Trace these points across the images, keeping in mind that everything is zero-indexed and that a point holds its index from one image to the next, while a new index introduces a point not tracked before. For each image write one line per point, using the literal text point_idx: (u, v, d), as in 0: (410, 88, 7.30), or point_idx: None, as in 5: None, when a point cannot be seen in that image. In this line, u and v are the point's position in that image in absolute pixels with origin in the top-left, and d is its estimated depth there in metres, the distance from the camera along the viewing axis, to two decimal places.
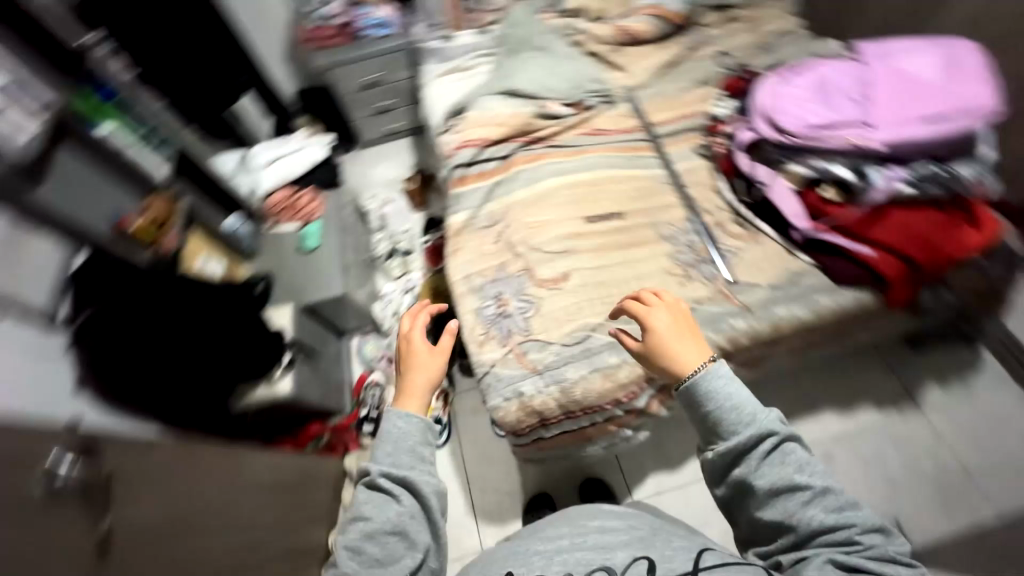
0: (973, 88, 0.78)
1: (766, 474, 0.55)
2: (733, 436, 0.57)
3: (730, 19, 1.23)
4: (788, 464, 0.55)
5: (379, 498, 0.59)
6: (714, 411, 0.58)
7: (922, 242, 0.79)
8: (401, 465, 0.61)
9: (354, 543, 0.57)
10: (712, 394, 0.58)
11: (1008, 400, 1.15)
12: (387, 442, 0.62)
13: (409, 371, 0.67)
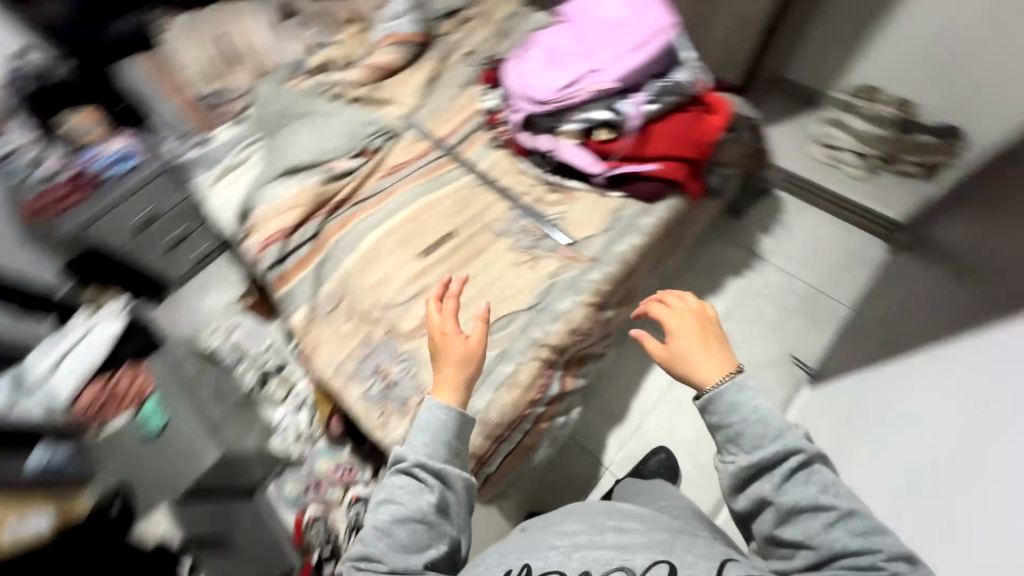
0: (652, 11, 0.89)
1: (793, 486, 0.59)
2: (759, 451, 0.61)
3: (463, 21, 1.33)
4: (817, 479, 0.59)
5: (409, 487, 0.66)
6: (736, 423, 0.62)
7: (685, 141, 0.92)
8: (433, 456, 0.67)
9: (383, 525, 0.65)
10: (730, 398, 0.63)
11: (810, 219, 1.43)
12: (423, 435, 0.67)
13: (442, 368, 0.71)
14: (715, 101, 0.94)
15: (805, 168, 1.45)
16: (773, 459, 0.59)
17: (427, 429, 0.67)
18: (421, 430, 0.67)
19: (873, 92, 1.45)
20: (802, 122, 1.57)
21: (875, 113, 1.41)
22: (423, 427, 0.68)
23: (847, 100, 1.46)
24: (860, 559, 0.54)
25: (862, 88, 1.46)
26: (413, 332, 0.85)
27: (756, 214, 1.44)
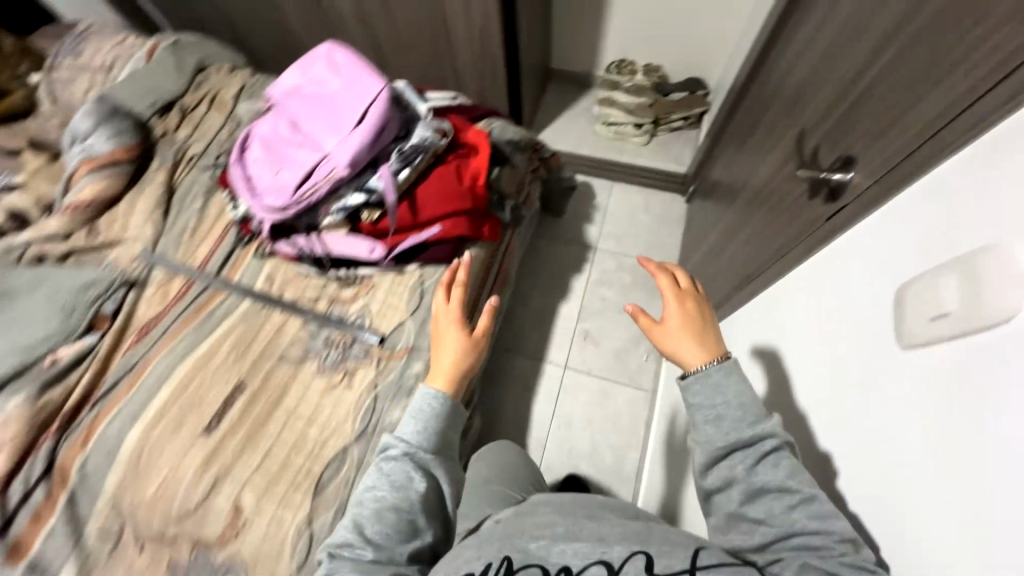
0: (363, 78, 0.79)
1: (759, 467, 0.54)
2: (732, 437, 0.55)
3: (189, 114, 1.16)
4: (783, 465, 0.53)
5: (401, 471, 0.64)
6: (710, 409, 0.58)
7: (455, 195, 0.86)
8: (426, 437, 0.66)
9: (365, 516, 0.61)
10: (714, 379, 0.59)
11: (618, 194, 1.53)
12: (417, 419, 0.67)
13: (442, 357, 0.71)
14: (474, 139, 0.93)
15: (597, 149, 1.56)
16: (746, 442, 0.54)
17: (420, 415, 0.67)
18: (413, 417, 0.66)
19: (625, 66, 1.58)
20: (582, 108, 1.69)
21: (632, 85, 1.54)
22: (416, 412, 0.67)
23: (608, 78, 1.58)
24: (812, 553, 0.48)
25: (616, 65, 1.58)
26: (224, 536, 0.69)
27: (573, 206, 1.49)
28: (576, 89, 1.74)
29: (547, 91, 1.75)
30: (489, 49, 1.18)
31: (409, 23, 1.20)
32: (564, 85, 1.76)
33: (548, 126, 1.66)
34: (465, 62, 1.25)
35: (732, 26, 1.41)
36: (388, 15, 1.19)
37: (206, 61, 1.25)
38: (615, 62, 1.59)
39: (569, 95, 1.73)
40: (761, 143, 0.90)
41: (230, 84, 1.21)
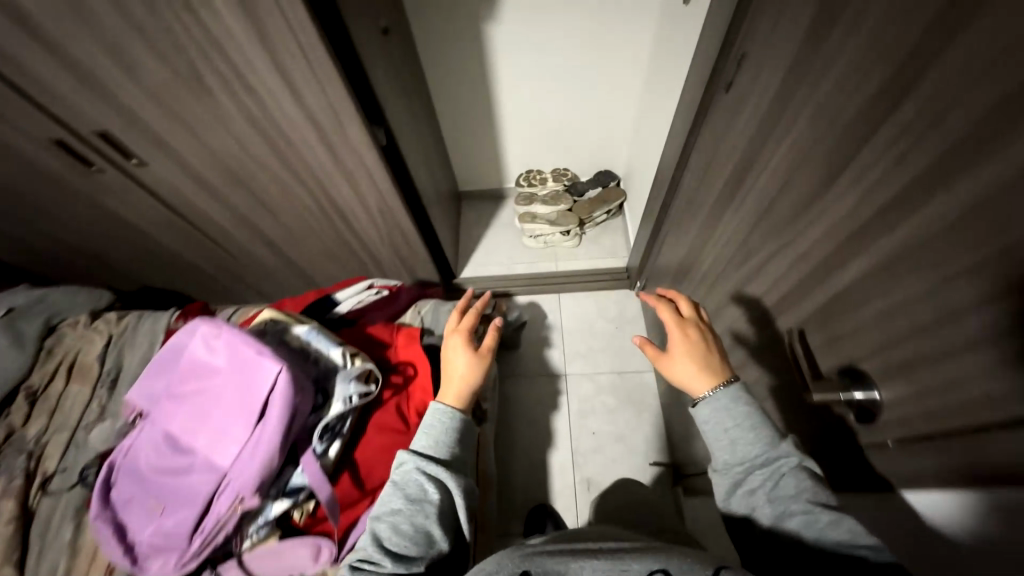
0: (251, 359, 0.62)
1: (769, 479, 0.55)
2: (752, 457, 0.57)
3: (37, 398, 0.92)
4: (805, 487, 0.52)
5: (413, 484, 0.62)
6: (722, 434, 0.60)
7: (404, 442, 0.71)
8: (438, 449, 0.65)
9: (386, 535, 0.59)
10: (723, 411, 0.61)
11: (567, 306, 1.45)
12: (428, 432, 0.65)
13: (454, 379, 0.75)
14: (408, 354, 0.79)
15: (534, 268, 1.52)
16: (763, 457, 0.56)
17: (430, 429, 0.65)
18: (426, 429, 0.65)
19: (535, 176, 1.56)
20: (504, 223, 1.64)
21: (547, 196, 1.52)
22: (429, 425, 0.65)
23: (521, 193, 1.55)
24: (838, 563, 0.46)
25: (525, 176, 1.56)
26: None
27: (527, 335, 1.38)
28: (491, 204, 1.70)
29: (465, 214, 1.69)
30: (396, 219, 1.09)
31: (298, 217, 1.08)
32: (480, 203, 1.72)
33: (476, 252, 1.58)
34: (371, 235, 1.14)
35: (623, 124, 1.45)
36: (273, 213, 1.07)
37: (58, 318, 1.02)
38: (523, 175, 1.57)
39: (488, 213, 1.68)
40: (715, 274, 0.84)
41: (89, 340, 0.98)
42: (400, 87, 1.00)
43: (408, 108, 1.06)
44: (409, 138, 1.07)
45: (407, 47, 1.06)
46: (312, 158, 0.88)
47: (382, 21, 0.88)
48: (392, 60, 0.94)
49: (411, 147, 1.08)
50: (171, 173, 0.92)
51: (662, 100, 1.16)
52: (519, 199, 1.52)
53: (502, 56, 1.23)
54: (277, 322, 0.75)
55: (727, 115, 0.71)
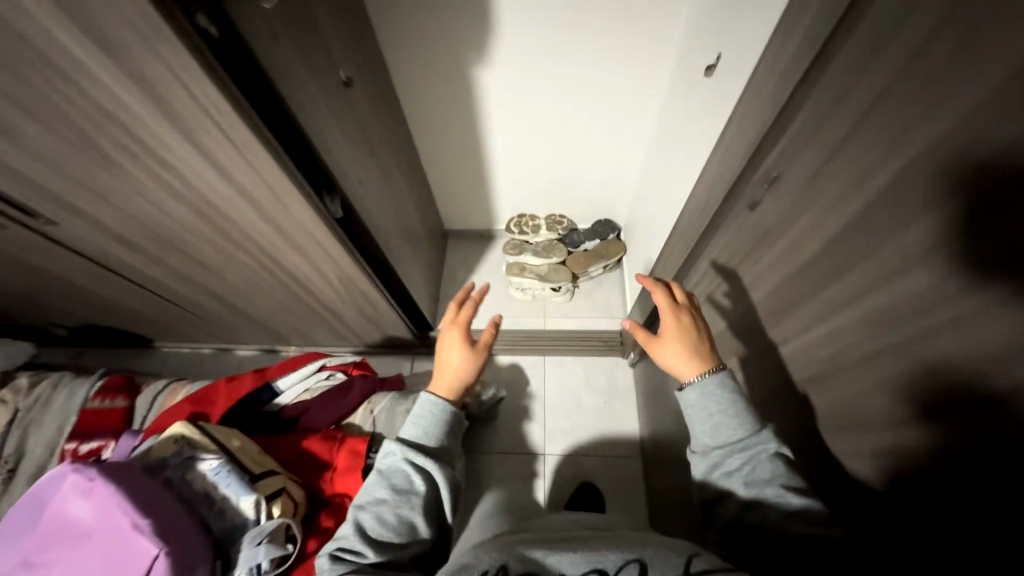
0: (121, 531, 0.49)
1: (744, 461, 0.53)
2: (729, 440, 0.54)
3: None
4: (779, 473, 0.50)
5: (399, 470, 0.66)
6: (701, 414, 0.57)
7: None
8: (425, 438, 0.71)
9: (371, 522, 0.61)
10: (705, 399, 0.57)
11: (551, 372, 1.32)
12: (416, 421, 0.72)
13: (446, 372, 0.78)
14: (346, 488, 0.69)
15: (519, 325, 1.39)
16: (739, 437, 0.53)
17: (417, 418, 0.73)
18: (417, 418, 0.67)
19: (528, 221, 1.41)
20: (491, 269, 1.50)
21: (539, 246, 1.38)
22: (418, 417, 0.73)
23: (511, 239, 1.40)
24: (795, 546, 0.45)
25: (517, 220, 1.41)
26: None
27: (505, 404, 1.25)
28: (479, 247, 1.57)
29: (450, 255, 1.55)
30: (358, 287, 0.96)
31: (246, 280, 0.95)
32: (467, 243, 1.58)
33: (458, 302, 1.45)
34: (331, 300, 1.02)
35: (624, 182, 1.34)
36: (218, 275, 0.93)
37: None
38: (514, 218, 1.42)
39: (475, 256, 1.55)
40: None
41: None
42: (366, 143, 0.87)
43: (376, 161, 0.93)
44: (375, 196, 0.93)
45: (379, 91, 0.92)
46: (252, 230, 0.74)
47: (343, 71, 0.74)
48: (356, 113, 0.81)
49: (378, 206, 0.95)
50: (88, 232, 0.78)
51: (666, 166, 1.03)
52: (508, 247, 1.38)
53: (495, 102, 1.11)
54: (185, 446, 0.62)
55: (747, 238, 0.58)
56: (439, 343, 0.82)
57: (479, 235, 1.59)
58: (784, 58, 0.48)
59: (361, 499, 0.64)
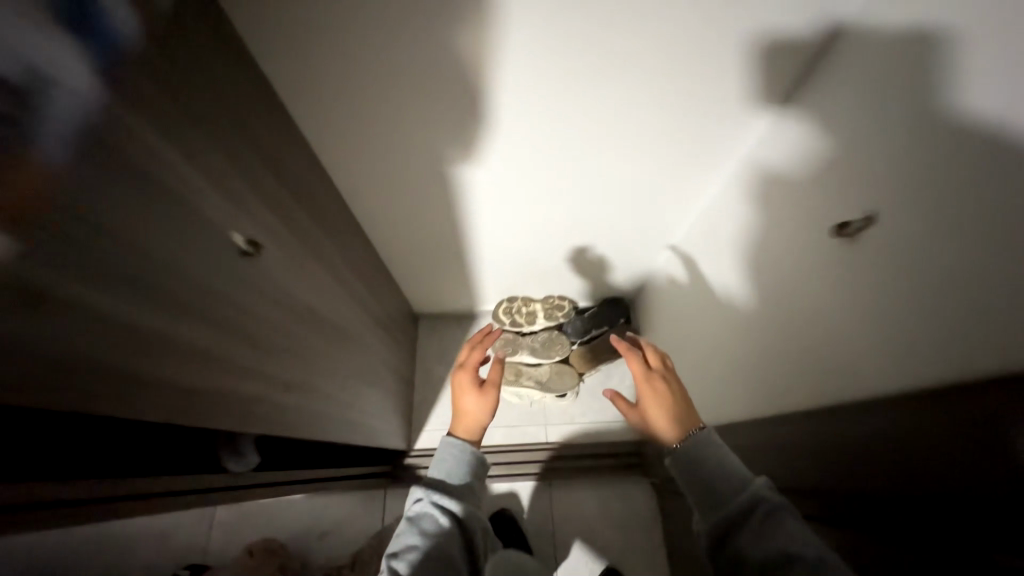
0: None
1: (758, 531, 0.72)
2: (729, 490, 0.79)
3: None
4: (780, 515, 0.72)
5: (430, 517, 0.79)
6: (707, 468, 0.83)
7: None
8: (451, 491, 0.85)
9: (403, 561, 0.72)
10: (723, 469, 0.81)
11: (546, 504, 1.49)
12: (442, 468, 0.88)
13: (464, 420, 0.96)
14: None
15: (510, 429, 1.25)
16: (739, 489, 0.78)
17: (444, 463, 0.89)
18: (442, 472, 0.87)
19: (523, 307, 1.14)
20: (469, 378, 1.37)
21: (537, 341, 1.14)
22: (442, 460, 0.90)
23: (502, 332, 1.15)
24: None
25: (508, 306, 1.14)
26: None
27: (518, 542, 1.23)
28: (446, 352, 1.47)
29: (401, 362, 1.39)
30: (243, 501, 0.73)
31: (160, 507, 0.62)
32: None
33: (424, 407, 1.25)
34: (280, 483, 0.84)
35: (612, 244, 1.50)
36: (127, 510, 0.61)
37: None
38: (504, 301, 1.15)
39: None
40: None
41: None
42: (268, 299, 0.71)
43: (281, 309, 0.75)
44: (287, 351, 0.75)
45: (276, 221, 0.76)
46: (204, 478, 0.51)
47: (227, 243, 0.60)
48: (251, 273, 0.66)
49: (288, 363, 0.76)
50: None
51: (698, 251, 1.31)
52: (499, 344, 1.14)
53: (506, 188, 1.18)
54: None
55: (856, 374, 0.73)
56: (455, 389, 1.00)
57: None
58: (942, 305, 0.58)
59: (397, 543, 0.76)
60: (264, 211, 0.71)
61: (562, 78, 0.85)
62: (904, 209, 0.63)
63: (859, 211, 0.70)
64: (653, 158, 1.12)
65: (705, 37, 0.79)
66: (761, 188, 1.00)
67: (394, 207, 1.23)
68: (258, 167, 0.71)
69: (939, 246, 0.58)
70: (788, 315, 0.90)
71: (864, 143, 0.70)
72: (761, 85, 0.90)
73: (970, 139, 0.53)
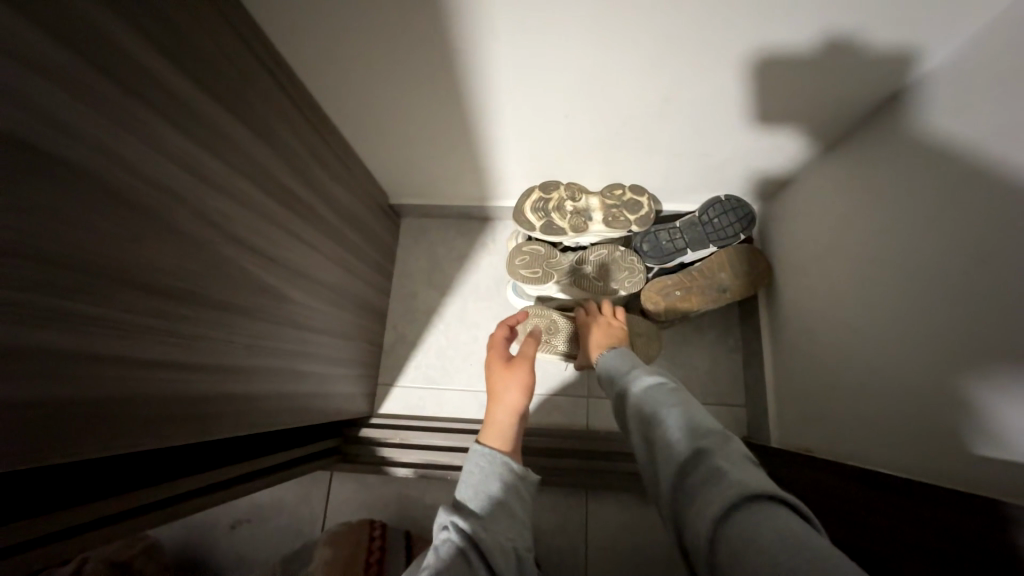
0: None
1: (643, 414, 0.46)
2: (622, 388, 0.52)
3: None
4: (662, 394, 0.46)
5: (454, 560, 0.38)
6: (611, 374, 0.56)
7: None
8: (485, 521, 0.43)
9: None
10: (615, 367, 0.56)
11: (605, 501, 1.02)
12: (468, 485, 0.47)
13: (494, 400, 0.55)
14: None
15: (544, 398, 0.85)
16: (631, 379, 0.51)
17: (471, 480, 0.47)
18: (483, 471, 0.47)
19: (568, 202, 0.65)
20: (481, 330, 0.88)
21: (586, 260, 0.67)
22: (467, 477, 0.48)
23: (528, 244, 0.68)
24: (726, 499, 0.33)
25: (542, 200, 0.65)
26: None
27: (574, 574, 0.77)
28: (451, 281, 0.93)
29: (384, 307, 0.89)
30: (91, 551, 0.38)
31: None
32: (435, 236, 0.96)
33: (414, 361, 0.88)
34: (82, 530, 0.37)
35: None
36: None
37: None
38: (535, 189, 0.65)
39: (450, 272, 0.93)
40: None
41: None
42: (175, 281, 0.37)
43: (195, 285, 0.39)
44: (207, 327, 0.41)
45: (205, 151, 0.39)
46: None
47: (70, 227, 0.29)
48: (138, 267, 0.33)
49: (207, 363, 0.41)
50: None
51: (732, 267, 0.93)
52: (522, 262, 0.68)
53: (486, 156, 0.76)
54: None
55: (840, 448, 0.59)
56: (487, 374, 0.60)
57: (456, 226, 0.97)
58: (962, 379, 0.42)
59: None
60: (172, 131, 0.36)
61: (547, 63, 0.55)
62: (969, 269, 0.42)
63: (952, 297, 0.43)
64: (683, 181, 0.81)
65: (713, 47, 0.51)
66: (774, 256, 0.80)
67: (401, 187, 0.87)
68: (142, 39, 0.33)
69: (973, 273, 0.41)
70: (812, 383, 0.67)
71: (989, 277, 0.40)
72: (793, 103, 0.59)
73: (1011, 197, 0.38)
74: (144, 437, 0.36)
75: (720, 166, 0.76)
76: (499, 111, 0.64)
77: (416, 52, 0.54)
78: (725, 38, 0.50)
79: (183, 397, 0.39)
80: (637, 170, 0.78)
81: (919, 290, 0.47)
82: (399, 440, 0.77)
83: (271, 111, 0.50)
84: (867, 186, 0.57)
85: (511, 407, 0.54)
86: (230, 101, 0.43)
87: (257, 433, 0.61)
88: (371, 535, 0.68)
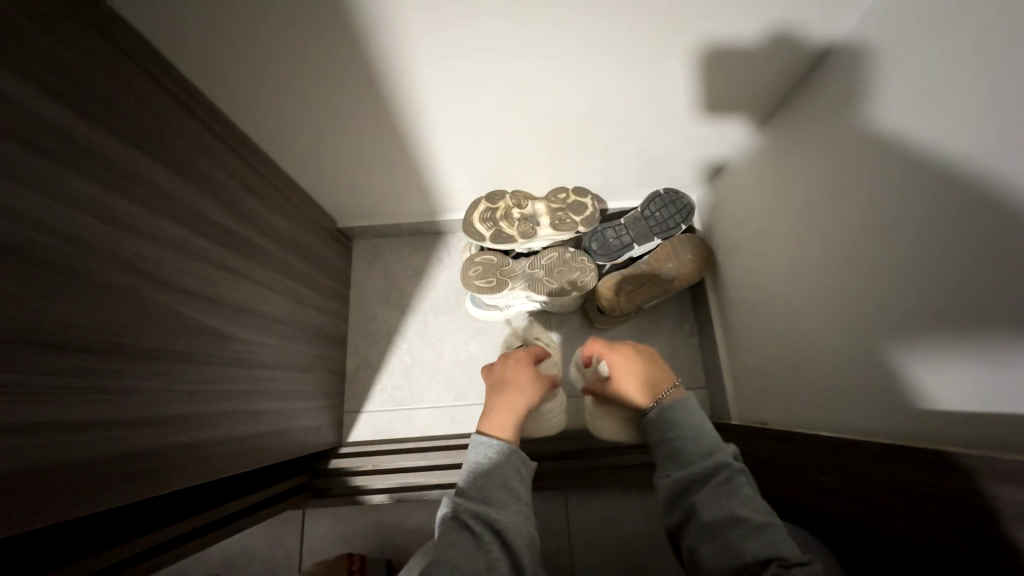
0: None
1: (711, 501, 0.44)
2: (692, 465, 0.47)
3: None
4: (748, 497, 0.44)
5: (463, 540, 0.41)
6: (672, 442, 0.50)
7: None
8: (491, 505, 0.44)
9: None
10: (685, 435, 0.50)
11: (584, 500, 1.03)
12: (472, 472, 0.46)
13: (512, 390, 0.53)
14: None
15: None
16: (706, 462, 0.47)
17: (475, 469, 0.46)
18: (489, 456, 0.47)
19: (514, 210, 0.66)
20: (446, 345, 0.88)
21: (538, 266, 0.68)
22: (471, 466, 0.47)
23: (480, 255, 0.69)
24: None
25: (488, 210, 0.65)
26: None
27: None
28: (410, 298, 0.92)
29: (343, 333, 0.87)
30: None
31: None
32: (388, 255, 0.95)
33: (380, 384, 0.86)
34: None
35: None
36: None
37: None
38: (483, 200, 0.66)
39: (408, 289, 0.93)
40: None
41: None
42: (99, 334, 0.35)
43: (123, 338, 0.37)
44: (143, 379, 0.39)
45: (123, 196, 0.38)
46: None
47: None
48: (55, 325, 0.32)
49: (146, 418, 0.39)
50: None
51: None
52: (475, 273, 0.68)
53: (430, 171, 0.77)
54: None
55: (800, 416, 0.61)
56: (510, 369, 0.56)
57: (409, 244, 0.96)
58: (892, 340, 0.45)
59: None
60: (82, 179, 0.34)
61: (476, 76, 0.56)
62: (889, 238, 0.45)
63: (879, 269, 0.46)
64: (625, 177, 0.84)
65: (632, 48, 0.54)
66: (717, 242, 0.84)
67: (348, 210, 0.87)
68: (38, 90, 0.32)
69: (894, 246, 0.44)
70: (763, 359, 0.70)
71: (904, 245, 0.43)
72: (713, 95, 0.63)
73: (920, 168, 0.41)
74: (83, 505, 0.33)
75: (657, 160, 0.80)
76: (436, 126, 0.65)
77: (346, 76, 0.54)
78: (645, 35, 0.52)
79: (123, 457, 0.37)
80: (579, 171, 0.81)
81: (850, 263, 0.50)
82: (371, 466, 0.75)
83: (195, 147, 0.49)
84: (792, 171, 0.61)
85: (524, 403, 0.52)
86: (148, 143, 0.41)
87: (222, 478, 0.59)
88: (350, 568, 0.67)
